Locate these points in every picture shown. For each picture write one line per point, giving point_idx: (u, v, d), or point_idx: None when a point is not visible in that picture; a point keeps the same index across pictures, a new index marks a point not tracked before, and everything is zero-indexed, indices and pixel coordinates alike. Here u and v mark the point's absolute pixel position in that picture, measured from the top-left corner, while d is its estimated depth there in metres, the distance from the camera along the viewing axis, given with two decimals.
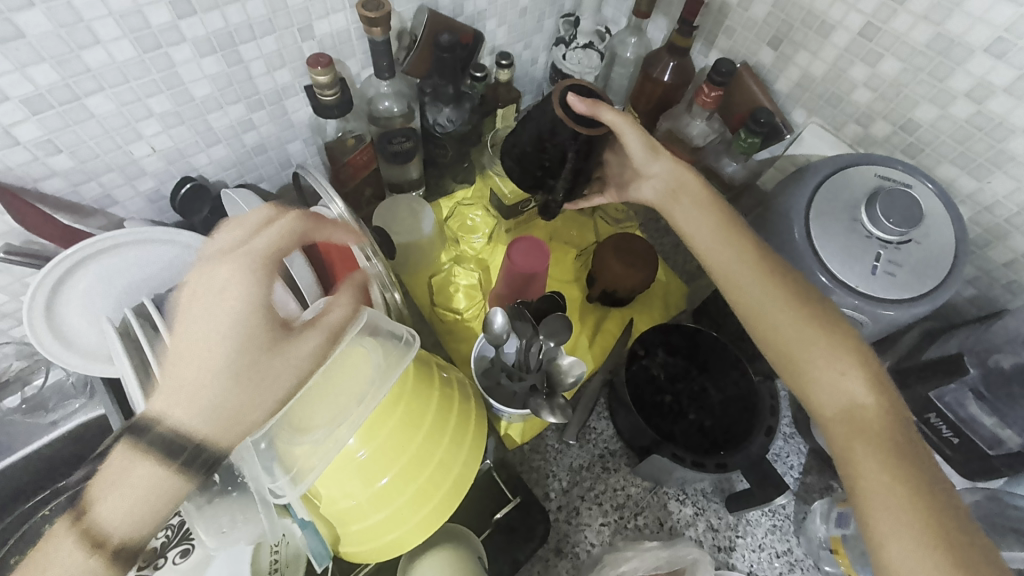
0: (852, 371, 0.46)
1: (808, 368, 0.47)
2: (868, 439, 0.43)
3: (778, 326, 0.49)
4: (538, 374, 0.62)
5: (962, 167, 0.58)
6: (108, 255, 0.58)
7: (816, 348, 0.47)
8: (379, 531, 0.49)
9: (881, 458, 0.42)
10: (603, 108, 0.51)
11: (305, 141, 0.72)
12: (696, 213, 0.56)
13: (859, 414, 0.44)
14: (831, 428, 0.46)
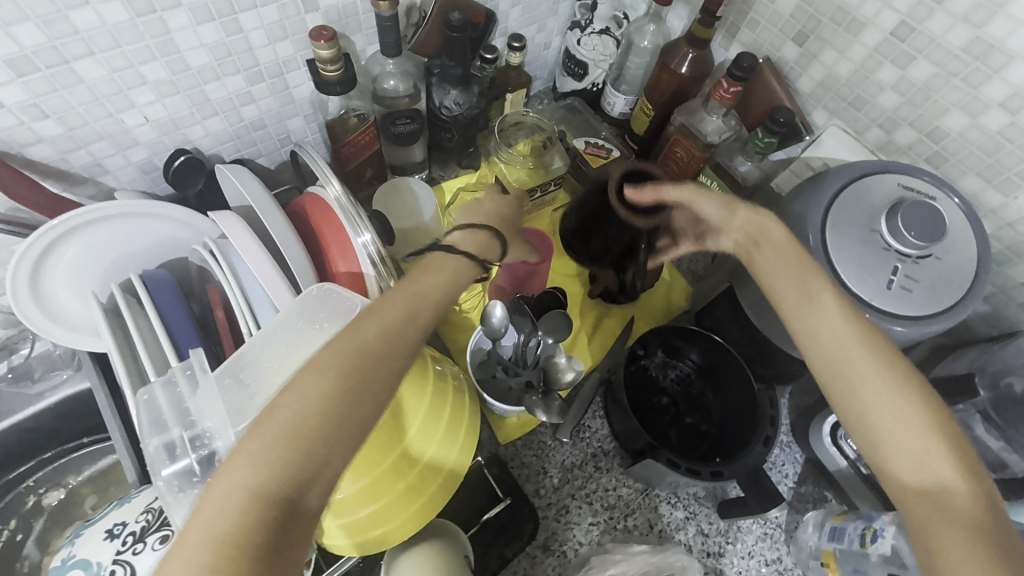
0: (941, 443, 0.38)
1: (887, 430, 0.39)
2: (964, 531, 0.35)
3: (852, 376, 0.41)
4: (534, 371, 0.61)
5: (988, 180, 0.56)
6: (99, 226, 0.55)
7: (891, 406, 0.40)
8: (366, 528, 0.47)
9: (971, 549, 0.35)
10: (660, 187, 0.53)
11: (305, 117, 0.69)
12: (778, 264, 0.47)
13: (946, 497, 0.37)
14: (912, 511, 0.38)
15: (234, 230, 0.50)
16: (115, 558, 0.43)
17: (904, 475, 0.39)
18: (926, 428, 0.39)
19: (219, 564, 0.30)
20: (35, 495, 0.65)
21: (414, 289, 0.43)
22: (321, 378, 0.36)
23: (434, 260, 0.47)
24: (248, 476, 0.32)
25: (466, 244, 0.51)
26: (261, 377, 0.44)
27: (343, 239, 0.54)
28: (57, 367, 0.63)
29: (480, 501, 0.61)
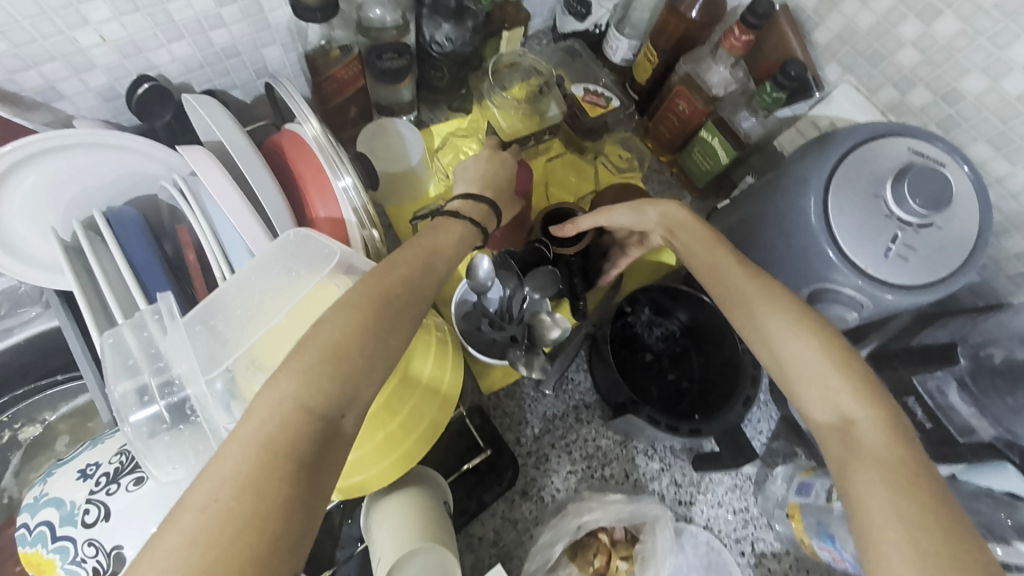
0: (844, 378, 0.40)
1: (804, 381, 0.42)
2: (867, 461, 0.37)
3: (766, 334, 0.44)
4: (519, 326, 0.59)
5: (998, 148, 0.54)
6: (56, 157, 0.51)
7: (796, 348, 0.42)
8: (342, 475, 0.46)
9: (884, 484, 0.36)
10: (577, 219, 0.59)
11: (283, 46, 0.64)
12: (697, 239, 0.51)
13: (854, 431, 0.39)
14: (826, 447, 0.40)
15: (204, 166, 0.46)
16: (88, 498, 0.43)
17: (817, 414, 0.41)
18: (827, 363, 0.41)
19: (269, 468, 0.30)
20: (11, 430, 0.64)
21: (430, 244, 0.44)
22: (360, 308, 0.36)
23: (450, 220, 0.48)
24: (294, 387, 0.32)
25: (469, 214, 0.51)
26: (233, 322, 0.42)
27: (322, 181, 0.50)
28: (24, 305, 0.61)
29: (461, 447, 0.61)
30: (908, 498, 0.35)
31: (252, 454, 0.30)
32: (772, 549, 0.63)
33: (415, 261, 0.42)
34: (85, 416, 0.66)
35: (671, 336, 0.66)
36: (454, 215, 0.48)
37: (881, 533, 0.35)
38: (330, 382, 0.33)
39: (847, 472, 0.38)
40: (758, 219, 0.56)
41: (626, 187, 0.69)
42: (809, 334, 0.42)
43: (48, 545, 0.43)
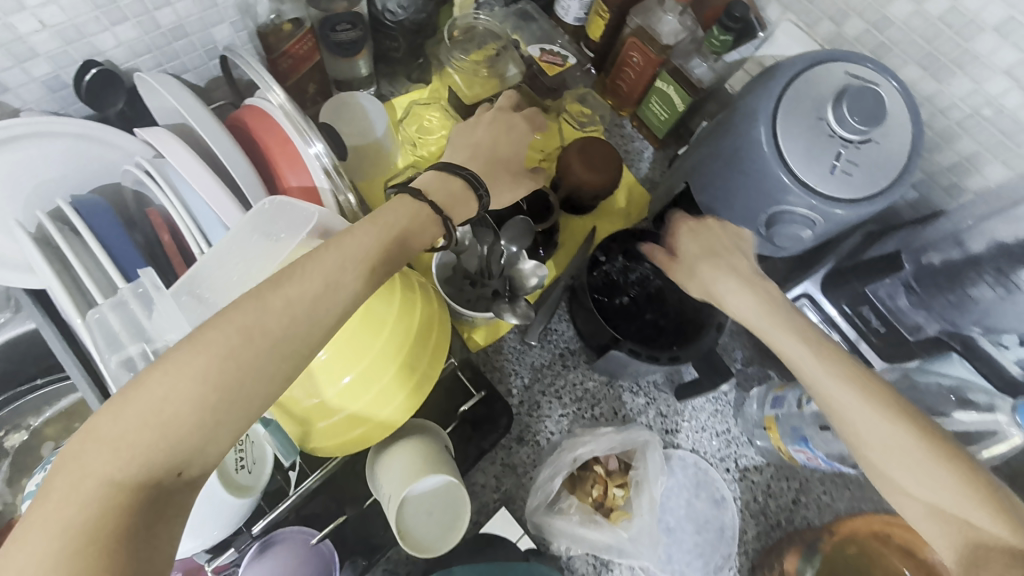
0: (962, 486, 0.38)
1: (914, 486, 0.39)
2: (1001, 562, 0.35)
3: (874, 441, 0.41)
4: (500, 280, 0.62)
5: (926, 68, 0.57)
6: (9, 150, 0.50)
7: (909, 458, 0.39)
8: (346, 428, 0.48)
9: None
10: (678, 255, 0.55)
11: (233, 25, 0.63)
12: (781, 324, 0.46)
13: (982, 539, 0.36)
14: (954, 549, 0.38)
15: (171, 148, 0.46)
16: None
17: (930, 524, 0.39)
18: (942, 463, 0.38)
19: (72, 559, 0.28)
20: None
21: (341, 249, 0.38)
22: (201, 348, 0.33)
23: (368, 221, 0.40)
24: (104, 459, 0.30)
25: (438, 190, 0.46)
26: (219, 291, 0.42)
27: (291, 152, 0.50)
28: None
29: (456, 398, 0.62)
30: None
31: (72, 546, 0.28)
32: (754, 463, 0.68)
33: (315, 280, 0.36)
34: (71, 418, 0.65)
35: (644, 278, 0.68)
36: (415, 197, 0.43)
37: None
38: (157, 448, 0.31)
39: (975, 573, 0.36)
40: (714, 156, 0.59)
41: (590, 140, 0.71)
42: (920, 439, 0.39)
43: None
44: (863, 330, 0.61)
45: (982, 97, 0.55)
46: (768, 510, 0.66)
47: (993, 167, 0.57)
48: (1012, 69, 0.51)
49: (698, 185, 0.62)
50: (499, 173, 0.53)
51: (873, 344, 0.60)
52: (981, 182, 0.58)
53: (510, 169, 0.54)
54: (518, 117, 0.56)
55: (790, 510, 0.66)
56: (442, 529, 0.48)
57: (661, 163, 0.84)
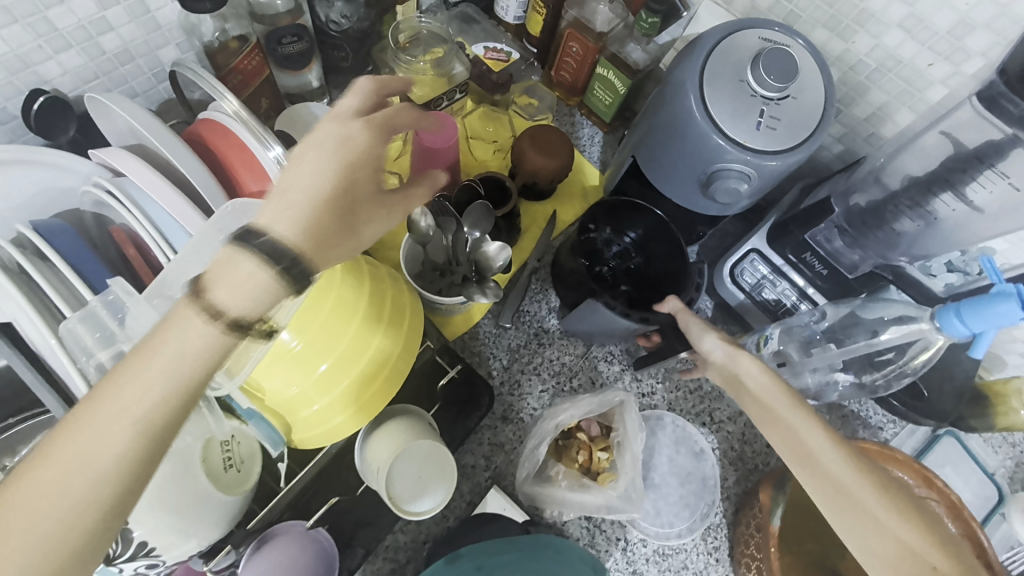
0: (908, 524, 0.41)
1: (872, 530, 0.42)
2: None
3: (843, 486, 0.43)
4: (468, 264, 0.64)
5: (832, 30, 0.63)
6: None
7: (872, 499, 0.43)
8: (327, 416, 0.49)
9: None
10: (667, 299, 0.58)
11: (178, 46, 0.64)
12: (758, 383, 0.49)
13: None
14: None
15: (129, 166, 0.48)
16: None
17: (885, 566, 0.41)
18: (887, 504, 0.42)
19: None
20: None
21: (95, 408, 0.30)
22: None
23: (128, 360, 0.32)
24: None
25: (223, 276, 0.32)
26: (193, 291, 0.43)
27: (249, 157, 0.52)
28: None
29: (438, 380, 0.64)
30: None
31: None
32: (729, 414, 0.71)
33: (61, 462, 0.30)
34: None
35: (625, 254, 0.72)
36: (193, 303, 0.32)
37: None
38: None
39: None
40: (653, 127, 0.63)
41: (542, 128, 0.74)
42: (873, 484, 0.43)
43: None
44: (811, 277, 0.65)
45: (884, 51, 0.61)
46: (745, 457, 0.70)
47: (902, 114, 0.63)
48: (903, 23, 0.58)
49: (646, 159, 0.66)
50: (332, 223, 0.36)
51: (821, 288, 0.65)
52: (895, 128, 0.65)
53: (352, 214, 0.37)
54: (357, 125, 0.38)
55: (765, 454, 0.70)
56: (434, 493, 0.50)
57: (612, 146, 0.88)
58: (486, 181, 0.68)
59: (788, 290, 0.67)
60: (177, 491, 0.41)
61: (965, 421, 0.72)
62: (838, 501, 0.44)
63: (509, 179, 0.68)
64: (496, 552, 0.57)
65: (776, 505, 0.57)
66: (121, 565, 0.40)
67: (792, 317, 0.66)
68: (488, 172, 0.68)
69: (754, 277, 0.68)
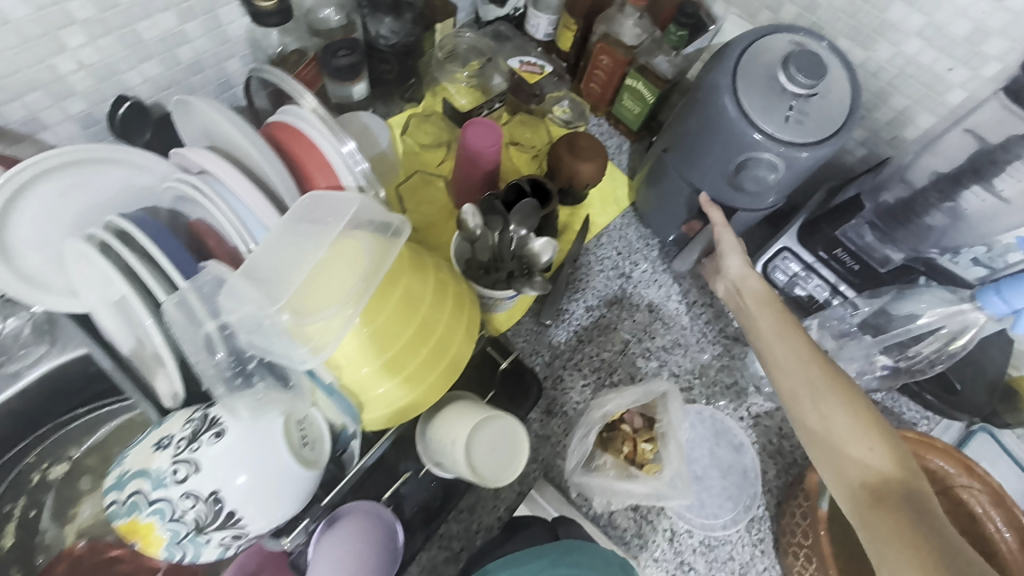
0: (861, 429, 0.50)
1: (827, 430, 0.52)
2: (873, 489, 0.47)
3: (801, 390, 0.55)
4: (513, 262, 0.67)
5: (854, 40, 0.68)
6: (55, 179, 0.52)
7: (825, 408, 0.53)
8: (392, 401, 0.51)
9: (887, 517, 0.45)
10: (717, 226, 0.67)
11: (242, 59, 0.68)
12: (757, 310, 0.61)
13: (876, 478, 0.48)
14: (849, 481, 0.49)
15: (220, 167, 0.52)
16: (175, 458, 0.43)
17: (831, 468, 0.51)
18: (840, 402, 0.52)
19: None
20: (39, 472, 0.61)
21: None
22: None
23: None
24: None
25: None
26: (280, 271, 0.45)
27: (321, 157, 0.55)
28: (30, 345, 0.59)
29: (493, 375, 0.66)
30: (890, 518, 0.45)
31: None
32: (767, 409, 0.74)
33: None
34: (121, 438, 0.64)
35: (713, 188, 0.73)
36: None
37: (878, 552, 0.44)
38: None
39: (864, 506, 0.47)
40: (689, 124, 0.68)
41: (577, 135, 0.78)
42: (831, 390, 0.53)
43: (145, 510, 0.42)
44: (843, 272, 0.68)
45: (903, 58, 0.65)
46: (784, 450, 0.71)
47: (923, 117, 0.67)
48: (921, 31, 0.62)
49: (686, 159, 0.70)
50: None
51: (854, 283, 0.68)
52: (916, 131, 0.69)
53: None
54: None
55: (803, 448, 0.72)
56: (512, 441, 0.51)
57: (639, 154, 0.92)
58: (528, 182, 0.71)
59: (819, 286, 0.70)
60: (257, 468, 0.44)
61: (998, 416, 0.74)
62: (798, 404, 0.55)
63: (549, 180, 0.71)
64: (525, 560, 0.53)
65: (823, 489, 0.58)
66: (209, 534, 0.43)
67: (826, 311, 0.71)
68: (530, 174, 0.71)
69: (786, 274, 0.72)
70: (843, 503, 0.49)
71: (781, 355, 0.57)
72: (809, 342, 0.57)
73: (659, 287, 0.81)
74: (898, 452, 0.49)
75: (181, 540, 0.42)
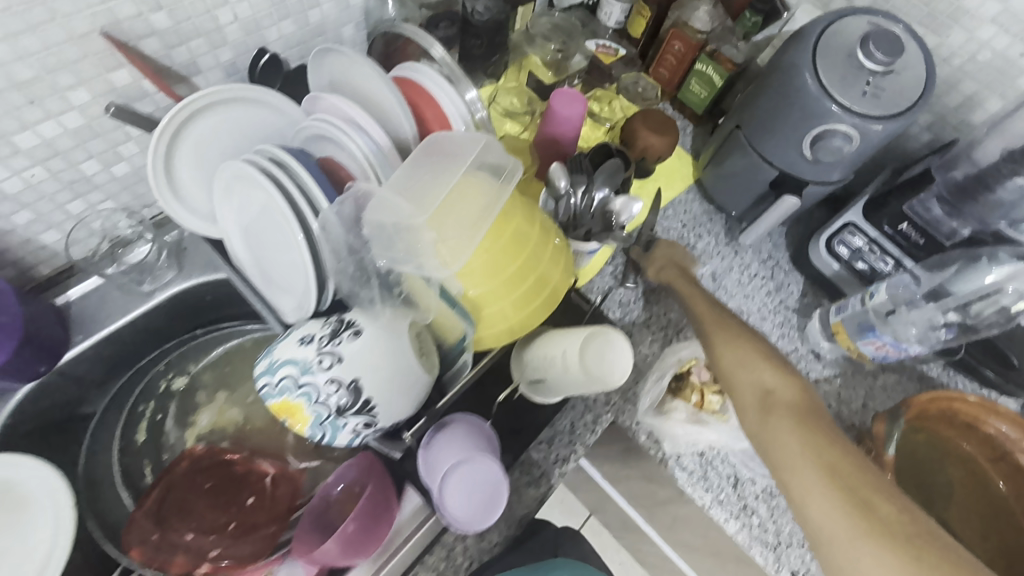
0: (762, 361, 0.62)
1: (736, 366, 0.63)
2: (777, 407, 0.59)
3: (714, 337, 0.66)
4: (594, 221, 0.71)
5: (928, 26, 0.72)
6: (211, 117, 0.59)
7: (735, 348, 0.64)
8: (495, 322, 0.56)
9: (788, 426, 0.57)
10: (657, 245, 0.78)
11: (356, 26, 0.75)
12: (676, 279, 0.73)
13: (777, 397, 0.60)
14: (754, 406, 0.61)
15: (356, 111, 0.58)
16: (319, 350, 0.49)
17: (744, 395, 0.62)
18: (744, 344, 0.64)
19: None
20: (165, 381, 0.68)
21: None
22: None
23: None
24: None
25: None
26: (414, 194, 0.50)
27: (440, 108, 0.61)
28: (161, 269, 0.68)
29: (578, 322, 0.69)
30: (793, 425, 0.57)
31: None
32: (824, 375, 0.79)
33: None
34: (232, 361, 0.71)
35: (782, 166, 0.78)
36: None
37: (786, 453, 0.57)
38: None
39: (770, 422, 0.59)
40: (768, 101, 0.72)
41: (649, 113, 0.84)
42: (737, 334, 0.65)
43: (295, 391, 0.48)
44: (908, 247, 0.72)
45: (977, 44, 0.69)
46: (842, 415, 0.77)
47: (992, 101, 0.71)
48: (997, 18, 0.66)
49: (758, 133, 0.75)
50: None
51: (919, 256, 0.72)
52: (985, 115, 0.72)
53: None
54: None
55: (861, 414, 0.77)
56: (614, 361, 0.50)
57: (702, 136, 0.97)
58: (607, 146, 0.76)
59: (884, 257, 0.74)
60: (385, 367, 0.49)
61: None
62: (712, 348, 0.66)
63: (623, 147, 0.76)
64: None
65: (890, 437, 0.64)
66: (346, 419, 0.49)
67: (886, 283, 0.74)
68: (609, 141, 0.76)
69: (852, 247, 0.75)
70: (742, 418, 0.62)
71: (698, 311, 0.69)
72: (714, 305, 0.69)
73: (721, 258, 0.87)
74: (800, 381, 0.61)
75: (323, 420, 0.48)
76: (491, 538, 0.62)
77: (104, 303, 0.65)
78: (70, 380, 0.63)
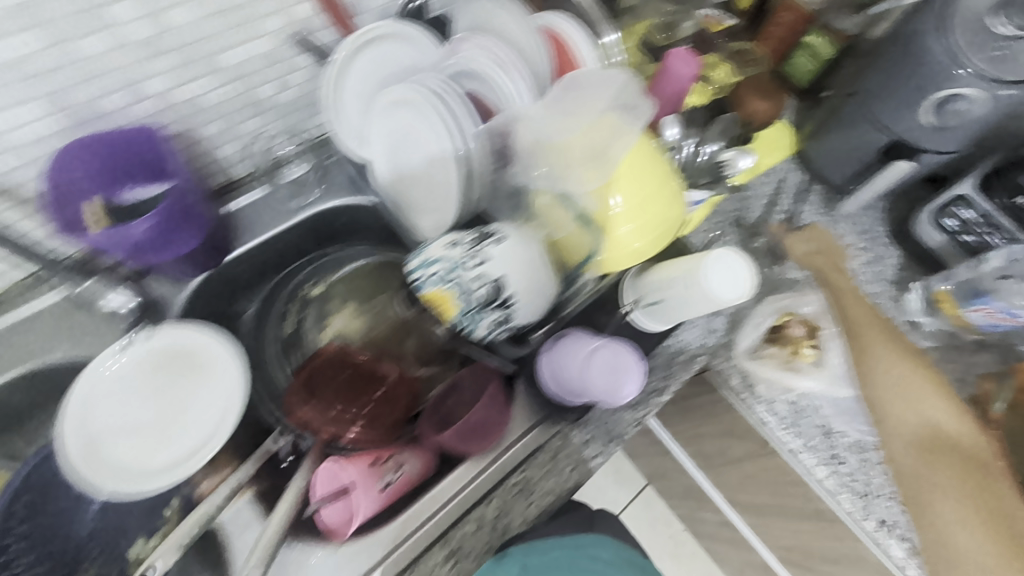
0: (926, 391, 0.65)
1: (890, 384, 0.65)
2: (957, 447, 0.63)
3: (873, 350, 0.66)
4: (702, 172, 0.74)
5: None
6: (372, 49, 0.67)
7: (884, 368, 0.65)
8: (619, 246, 0.57)
9: (957, 463, 0.62)
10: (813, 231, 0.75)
11: None
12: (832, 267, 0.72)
13: (932, 434, 0.64)
14: (909, 436, 0.64)
15: (498, 46, 0.65)
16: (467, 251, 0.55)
17: (903, 420, 0.64)
18: (914, 373, 0.65)
19: None
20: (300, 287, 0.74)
21: None
22: None
23: None
24: None
25: None
26: (558, 120, 0.58)
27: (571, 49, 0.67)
28: (305, 191, 0.76)
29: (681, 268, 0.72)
30: (943, 468, 0.61)
31: None
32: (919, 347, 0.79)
33: None
34: (354, 280, 0.76)
35: None
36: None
37: (939, 492, 0.61)
38: None
39: (922, 459, 0.63)
40: (887, 64, 0.71)
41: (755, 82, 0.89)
42: (898, 353, 0.66)
43: (445, 284, 0.54)
44: None
45: None
46: None
47: None
48: None
49: (874, 99, 0.73)
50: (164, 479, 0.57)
51: None
52: None
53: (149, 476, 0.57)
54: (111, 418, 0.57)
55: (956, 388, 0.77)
56: (719, 289, 0.54)
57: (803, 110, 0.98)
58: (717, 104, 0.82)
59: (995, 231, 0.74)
60: (525, 271, 0.55)
61: None
62: (864, 360, 0.67)
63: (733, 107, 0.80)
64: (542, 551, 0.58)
65: None
66: (488, 312, 0.55)
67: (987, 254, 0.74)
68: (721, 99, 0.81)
69: (959, 220, 0.76)
70: (888, 444, 0.65)
71: (857, 319, 0.68)
72: (877, 317, 0.68)
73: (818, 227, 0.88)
74: (964, 416, 0.64)
75: (468, 312, 0.55)
76: (594, 452, 0.65)
77: (258, 215, 0.74)
78: (230, 275, 0.72)
